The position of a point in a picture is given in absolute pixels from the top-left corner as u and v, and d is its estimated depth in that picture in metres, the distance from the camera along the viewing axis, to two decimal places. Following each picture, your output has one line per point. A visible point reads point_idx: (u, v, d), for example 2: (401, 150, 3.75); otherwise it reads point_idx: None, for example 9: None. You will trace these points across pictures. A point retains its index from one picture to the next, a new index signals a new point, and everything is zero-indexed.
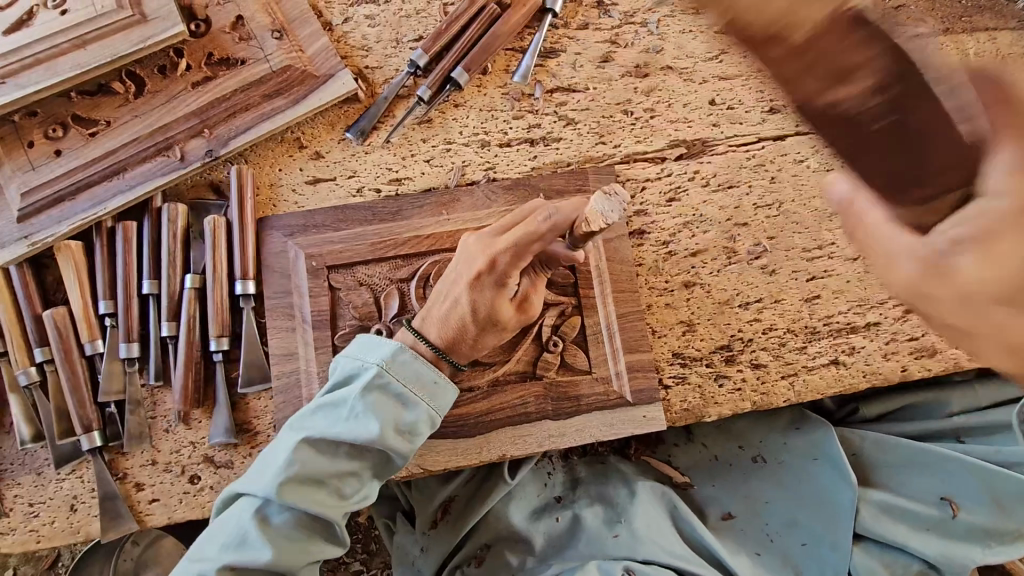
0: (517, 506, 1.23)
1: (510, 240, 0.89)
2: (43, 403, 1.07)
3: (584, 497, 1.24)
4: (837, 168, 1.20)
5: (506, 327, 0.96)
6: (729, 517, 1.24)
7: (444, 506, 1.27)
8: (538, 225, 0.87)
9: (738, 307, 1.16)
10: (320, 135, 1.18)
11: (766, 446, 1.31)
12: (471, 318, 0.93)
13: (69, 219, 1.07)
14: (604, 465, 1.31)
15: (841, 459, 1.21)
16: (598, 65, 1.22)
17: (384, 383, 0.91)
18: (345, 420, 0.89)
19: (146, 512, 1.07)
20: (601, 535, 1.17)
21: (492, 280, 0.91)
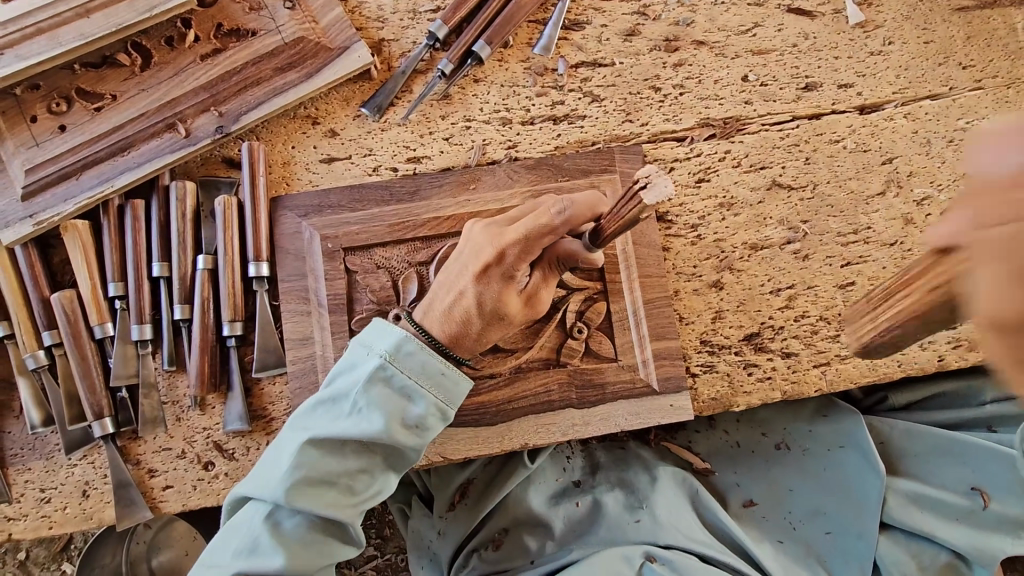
0: (535, 490, 1.21)
1: (522, 229, 0.85)
2: (53, 387, 1.04)
3: (604, 482, 1.21)
4: (874, 149, 1.15)
5: (513, 320, 0.91)
6: (751, 504, 1.22)
7: (462, 490, 1.24)
8: (553, 216, 0.84)
9: (768, 292, 1.11)
10: (334, 111, 1.13)
11: (791, 433, 1.27)
12: (477, 309, 0.88)
13: (75, 198, 1.03)
14: (624, 451, 1.28)
15: (869, 446, 1.18)
16: (625, 39, 1.16)
17: (388, 377, 0.87)
18: (347, 416, 0.86)
19: (160, 499, 1.05)
20: (621, 520, 1.15)
21: (501, 273, 0.87)
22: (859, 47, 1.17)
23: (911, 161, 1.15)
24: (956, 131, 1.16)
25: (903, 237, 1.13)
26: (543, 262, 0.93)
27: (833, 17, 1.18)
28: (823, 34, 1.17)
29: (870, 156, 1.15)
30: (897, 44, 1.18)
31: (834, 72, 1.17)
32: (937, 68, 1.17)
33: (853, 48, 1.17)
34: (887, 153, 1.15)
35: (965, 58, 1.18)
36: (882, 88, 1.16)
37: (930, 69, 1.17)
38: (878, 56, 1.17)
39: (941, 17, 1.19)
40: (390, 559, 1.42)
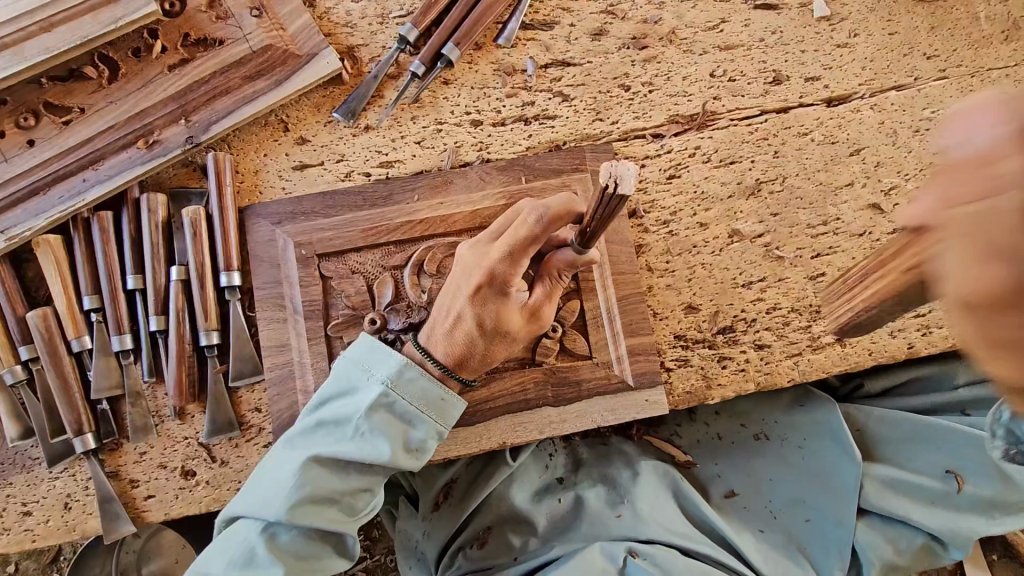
0: (518, 488, 1.22)
1: (506, 251, 0.86)
2: (32, 401, 1.04)
3: (586, 478, 1.23)
4: (842, 141, 1.16)
5: (516, 336, 0.93)
6: (733, 495, 1.23)
7: (446, 490, 1.25)
8: (532, 226, 0.84)
9: (741, 285, 1.13)
10: (306, 117, 1.13)
11: (770, 424, 1.28)
12: (478, 332, 0.90)
13: (46, 212, 1.03)
14: (607, 447, 1.29)
15: (844, 435, 1.20)
16: (594, 38, 1.17)
17: (391, 405, 0.89)
18: (351, 439, 0.88)
19: (143, 509, 1.06)
20: (602, 515, 1.17)
21: (494, 291, 0.88)
22: (825, 41, 1.19)
23: (878, 152, 1.17)
24: (922, 121, 1.18)
25: (870, 228, 1.15)
26: (543, 276, 0.96)
27: (799, 11, 1.19)
28: (789, 28, 1.18)
29: (838, 148, 1.16)
30: (863, 36, 1.19)
31: (801, 65, 1.18)
32: (902, 59, 1.19)
33: (819, 42, 1.18)
34: (854, 144, 1.17)
35: (929, 48, 1.19)
36: (848, 80, 1.18)
37: (896, 60, 1.19)
38: (844, 48, 1.19)
39: (905, 8, 1.20)
40: (379, 559, 1.43)
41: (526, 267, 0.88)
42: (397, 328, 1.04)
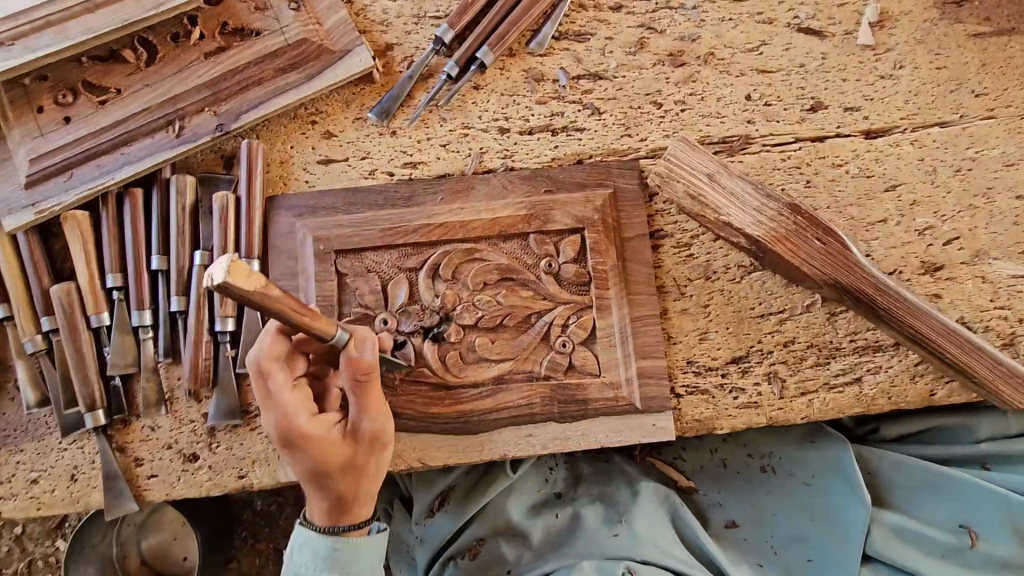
0: (516, 499, 1.21)
1: (273, 419, 0.88)
2: (49, 370, 1.05)
3: (585, 495, 1.22)
4: (878, 175, 1.13)
5: (352, 476, 0.90)
6: (733, 525, 1.22)
7: (442, 496, 1.24)
8: (258, 365, 0.89)
9: (758, 316, 1.10)
10: (335, 113, 1.14)
11: (777, 457, 1.25)
12: (318, 481, 0.90)
13: (76, 189, 1.05)
14: (608, 465, 1.28)
15: (854, 476, 1.16)
16: (630, 53, 1.16)
17: (301, 574, 0.93)
18: (294, 554, 0.94)
19: (145, 488, 1.05)
20: (599, 534, 1.15)
21: (291, 443, 0.88)
22: (868, 71, 1.16)
23: (916, 189, 1.13)
24: (964, 161, 1.13)
25: (901, 268, 1.11)
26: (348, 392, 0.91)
27: (842, 38, 1.16)
28: (832, 54, 1.16)
29: (873, 182, 1.13)
30: (908, 69, 1.16)
31: (841, 94, 1.15)
32: (948, 94, 1.15)
33: (862, 71, 1.16)
34: (891, 180, 1.13)
35: (978, 85, 1.15)
36: (890, 113, 1.15)
37: (941, 96, 1.15)
38: (888, 79, 1.15)
39: (955, 42, 1.16)
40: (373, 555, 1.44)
41: (300, 424, 0.88)
42: (408, 330, 1.04)
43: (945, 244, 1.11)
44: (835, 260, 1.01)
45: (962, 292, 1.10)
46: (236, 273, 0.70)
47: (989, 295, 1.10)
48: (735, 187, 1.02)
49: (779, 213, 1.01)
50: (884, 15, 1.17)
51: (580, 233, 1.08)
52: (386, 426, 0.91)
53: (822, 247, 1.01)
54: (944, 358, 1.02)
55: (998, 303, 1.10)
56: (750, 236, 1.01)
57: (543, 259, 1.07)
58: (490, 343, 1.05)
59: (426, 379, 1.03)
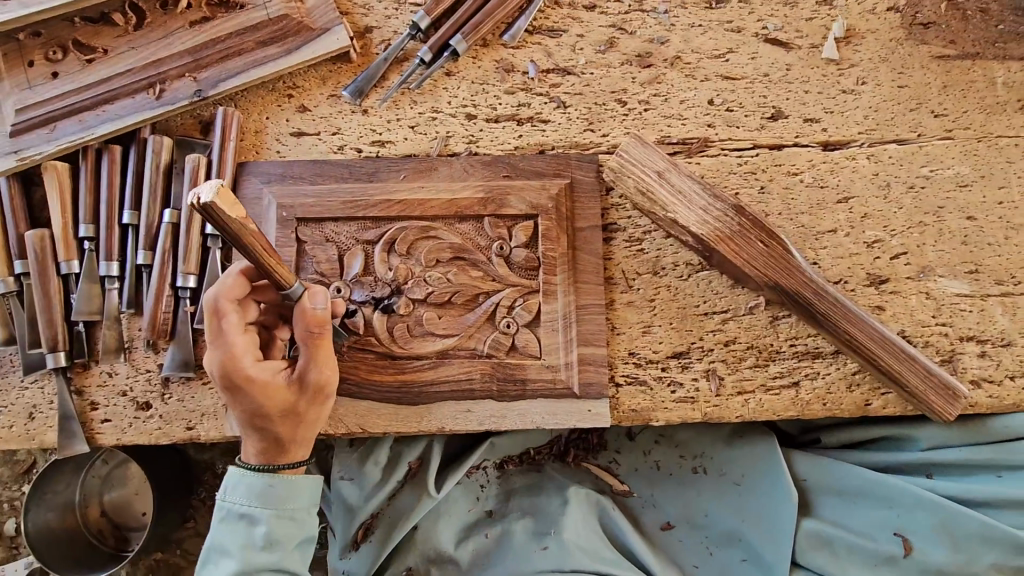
0: (445, 526, 1.25)
1: (218, 360, 0.92)
2: (18, 311, 1.10)
3: (515, 510, 1.26)
4: (831, 186, 1.15)
5: (291, 420, 0.95)
6: (669, 526, 1.25)
7: (366, 527, 1.24)
8: (213, 305, 0.93)
9: (702, 314, 1.12)
10: (311, 89, 1.19)
11: (709, 458, 1.28)
12: (256, 420, 0.94)
13: (57, 140, 1.10)
14: (539, 474, 1.31)
15: (782, 476, 1.19)
16: (599, 51, 1.20)
17: (236, 511, 0.97)
18: (231, 492, 0.97)
19: (97, 431, 1.09)
20: (527, 547, 1.19)
21: (234, 384, 0.92)
22: (830, 84, 1.18)
23: (868, 203, 1.15)
24: (918, 178, 1.15)
25: (848, 277, 1.13)
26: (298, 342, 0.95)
27: (808, 51, 1.20)
28: (796, 66, 1.19)
29: (826, 193, 1.15)
30: (871, 85, 1.18)
31: (802, 105, 1.18)
32: (907, 113, 1.17)
33: (824, 84, 1.19)
34: (844, 192, 1.15)
35: (938, 106, 1.17)
36: (849, 126, 1.17)
37: (900, 114, 1.17)
38: (849, 94, 1.18)
39: (919, 63, 1.19)
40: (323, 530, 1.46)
41: (244, 366, 0.92)
42: (359, 300, 1.08)
43: (893, 258, 1.13)
44: (777, 258, 1.03)
45: (905, 307, 1.12)
46: (223, 199, 0.77)
47: (931, 311, 1.12)
48: (682, 185, 1.03)
49: (724, 214, 1.03)
50: (851, 31, 1.20)
51: (534, 219, 1.12)
52: (329, 379, 0.95)
53: (767, 246, 1.03)
54: (877, 365, 1.04)
55: (940, 320, 1.12)
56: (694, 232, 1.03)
57: (495, 242, 1.11)
58: (437, 319, 1.08)
59: (372, 348, 1.07)
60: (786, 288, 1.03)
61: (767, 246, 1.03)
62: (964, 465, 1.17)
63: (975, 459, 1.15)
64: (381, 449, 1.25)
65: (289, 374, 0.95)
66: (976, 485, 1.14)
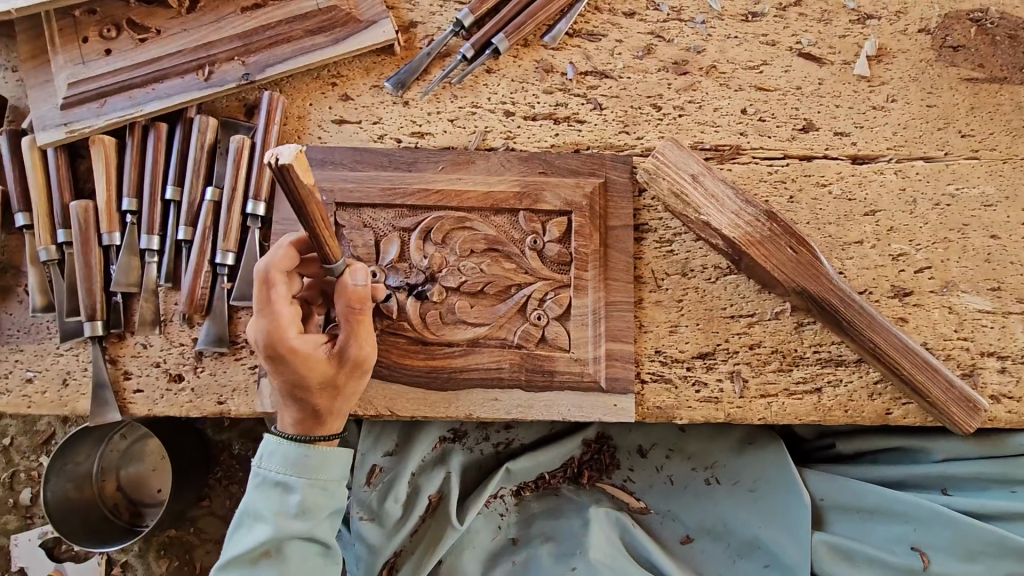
0: (470, 556, 1.26)
1: (264, 329, 0.94)
2: (58, 279, 1.13)
3: (537, 536, 1.28)
4: (858, 199, 1.18)
5: (330, 392, 0.99)
6: (689, 540, 1.27)
7: (390, 563, 1.24)
8: (261, 276, 0.95)
9: (728, 317, 1.14)
10: (355, 79, 1.22)
11: (721, 467, 1.30)
12: (295, 391, 0.98)
13: (107, 115, 1.13)
14: (557, 498, 1.32)
15: (795, 481, 1.23)
16: (637, 56, 1.23)
17: (270, 477, 1.01)
18: (268, 458, 1.02)
19: (130, 400, 1.11)
20: (556, 571, 1.22)
21: (278, 354, 0.94)
22: (861, 100, 1.21)
23: (894, 217, 1.17)
24: (944, 196, 1.18)
25: (872, 288, 1.15)
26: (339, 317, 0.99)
27: (840, 67, 1.23)
28: (828, 81, 1.22)
29: (853, 205, 1.18)
30: (900, 103, 1.21)
31: (833, 119, 1.21)
32: (935, 132, 1.20)
33: (855, 100, 1.22)
34: (871, 205, 1.18)
35: (965, 127, 1.20)
36: (877, 142, 1.20)
37: (928, 132, 1.20)
38: (879, 111, 1.21)
39: (948, 84, 1.22)
40: None
41: (288, 338, 0.94)
42: (394, 285, 1.10)
43: (917, 272, 1.16)
44: (806, 264, 1.05)
45: (928, 320, 1.14)
46: (299, 163, 0.77)
47: (953, 325, 1.14)
48: (717, 189, 1.06)
49: (756, 219, 1.05)
50: (882, 50, 1.23)
51: (568, 216, 1.14)
52: (368, 355, 0.99)
53: (798, 251, 1.05)
54: (900, 375, 1.06)
55: (961, 334, 1.14)
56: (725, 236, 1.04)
57: (529, 236, 1.13)
58: (469, 308, 1.10)
59: (404, 333, 1.09)
60: (814, 295, 1.05)
61: (796, 252, 1.05)
62: (979, 480, 1.18)
63: (990, 473, 1.16)
64: (400, 485, 1.24)
65: (329, 348, 0.99)
66: (991, 500, 1.15)
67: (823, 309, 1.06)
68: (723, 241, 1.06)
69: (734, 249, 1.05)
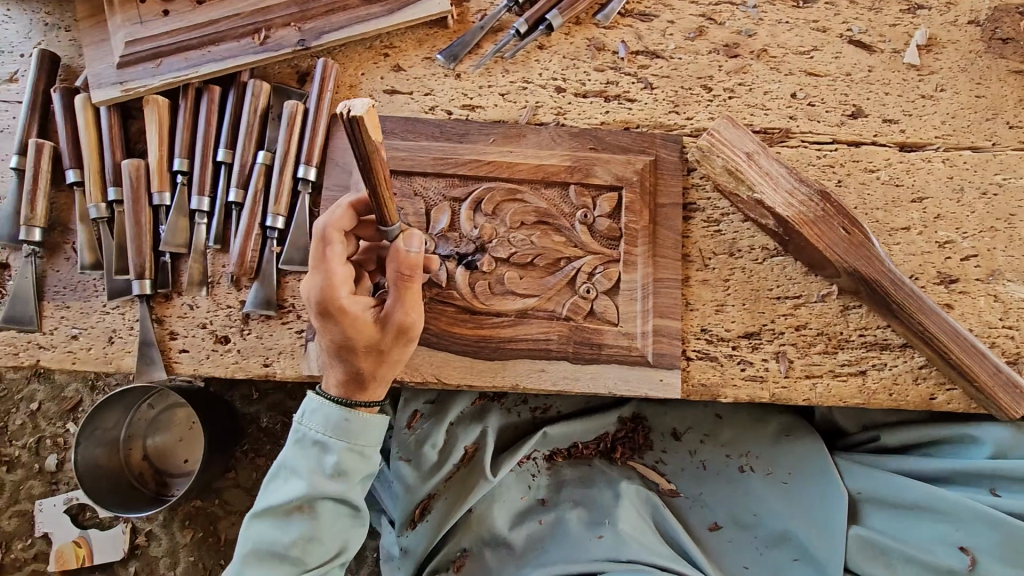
0: (500, 510, 1.26)
1: (316, 286, 0.95)
2: (107, 237, 1.13)
3: (567, 501, 1.27)
4: (906, 185, 1.19)
5: (374, 356, 0.98)
6: (717, 527, 1.27)
7: (423, 506, 1.26)
8: (318, 233, 0.97)
9: (775, 297, 1.15)
10: (407, 50, 1.22)
11: (755, 456, 1.30)
12: (342, 352, 0.97)
13: (162, 75, 1.13)
14: (589, 468, 1.31)
15: (828, 466, 1.25)
16: (688, 37, 1.24)
17: (310, 435, 1.01)
18: (308, 417, 1.02)
19: (175, 360, 1.11)
20: (582, 537, 1.21)
21: (327, 313, 0.94)
22: (910, 89, 1.22)
23: (941, 205, 1.18)
24: (991, 185, 1.19)
25: (918, 274, 1.16)
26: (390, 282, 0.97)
27: (890, 56, 1.23)
28: (878, 69, 1.23)
29: (901, 192, 1.18)
30: (949, 93, 1.22)
31: (882, 106, 1.21)
32: (984, 122, 1.21)
33: (904, 88, 1.22)
34: (918, 192, 1.18)
35: (1014, 118, 1.21)
36: (926, 130, 1.21)
37: (977, 122, 1.21)
38: (928, 100, 1.22)
39: (997, 75, 1.22)
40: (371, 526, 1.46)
41: (337, 297, 0.94)
42: (444, 254, 1.11)
43: (963, 259, 1.16)
44: (857, 244, 1.05)
45: (973, 307, 1.15)
46: (371, 117, 0.75)
47: (998, 313, 1.15)
48: (771, 168, 1.06)
49: (809, 198, 1.05)
50: (932, 40, 1.24)
51: (618, 191, 1.15)
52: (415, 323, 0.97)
53: (852, 230, 1.05)
54: (948, 359, 1.06)
55: (1006, 322, 1.14)
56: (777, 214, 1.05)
57: (579, 210, 1.13)
58: (519, 279, 1.10)
59: (453, 301, 1.09)
60: (863, 276, 1.06)
61: (851, 232, 1.05)
62: None
63: None
64: (440, 432, 1.25)
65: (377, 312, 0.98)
66: None
67: (871, 290, 1.06)
68: (773, 220, 1.06)
69: (784, 228, 1.06)
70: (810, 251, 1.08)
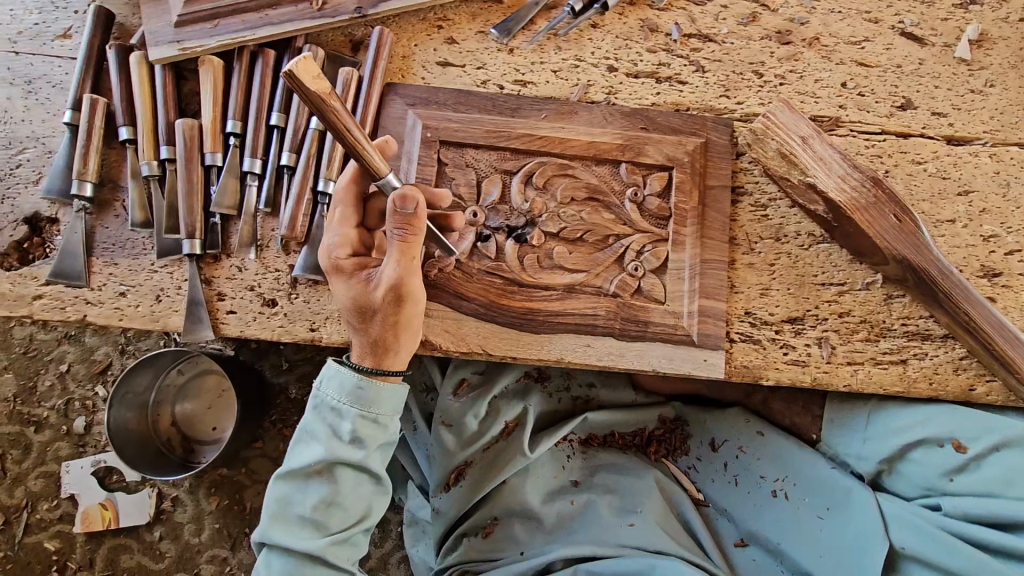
0: (534, 483, 1.27)
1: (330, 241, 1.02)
2: (158, 196, 1.13)
3: (600, 484, 1.28)
4: (953, 178, 1.19)
5: (375, 317, 0.97)
6: (744, 543, 1.26)
7: (458, 471, 1.26)
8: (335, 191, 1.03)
9: (820, 284, 1.15)
10: (461, 23, 1.22)
11: (791, 483, 1.25)
12: (355, 314, 0.98)
13: (218, 36, 1.13)
14: (622, 454, 1.33)
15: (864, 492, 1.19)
16: (741, 23, 1.24)
17: (329, 402, 0.99)
18: (326, 383, 0.99)
19: (222, 321, 1.11)
20: (612, 523, 1.21)
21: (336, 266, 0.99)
22: (960, 83, 1.23)
23: (987, 199, 1.19)
24: None
25: (962, 267, 1.17)
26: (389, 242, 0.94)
27: (941, 49, 1.24)
28: (929, 62, 1.23)
29: (948, 184, 1.19)
30: (999, 88, 1.22)
31: (931, 99, 1.22)
32: None
33: (954, 82, 1.23)
34: (965, 185, 1.19)
35: None
36: (974, 125, 1.21)
37: None
38: (977, 95, 1.22)
39: None
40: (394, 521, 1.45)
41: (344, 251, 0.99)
42: (494, 226, 1.11)
43: (1007, 254, 1.17)
44: (906, 234, 1.06)
45: (1016, 302, 1.16)
46: (305, 69, 0.74)
47: None
48: (825, 152, 1.06)
49: (862, 184, 1.05)
50: (983, 36, 1.24)
51: (668, 171, 1.15)
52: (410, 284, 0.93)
53: (898, 219, 1.06)
54: (991, 352, 1.07)
55: None
56: (829, 199, 1.05)
57: (630, 188, 1.14)
58: (567, 254, 1.11)
59: (502, 274, 1.09)
60: (912, 265, 1.06)
61: (900, 221, 1.06)
62: None
63: None
64: (483, 403, 1.26)
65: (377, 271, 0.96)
66: None
67: (920, 279, 1.07)
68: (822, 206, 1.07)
69: (835, 215, 1.07)
70: (860, 239, 1.08)
